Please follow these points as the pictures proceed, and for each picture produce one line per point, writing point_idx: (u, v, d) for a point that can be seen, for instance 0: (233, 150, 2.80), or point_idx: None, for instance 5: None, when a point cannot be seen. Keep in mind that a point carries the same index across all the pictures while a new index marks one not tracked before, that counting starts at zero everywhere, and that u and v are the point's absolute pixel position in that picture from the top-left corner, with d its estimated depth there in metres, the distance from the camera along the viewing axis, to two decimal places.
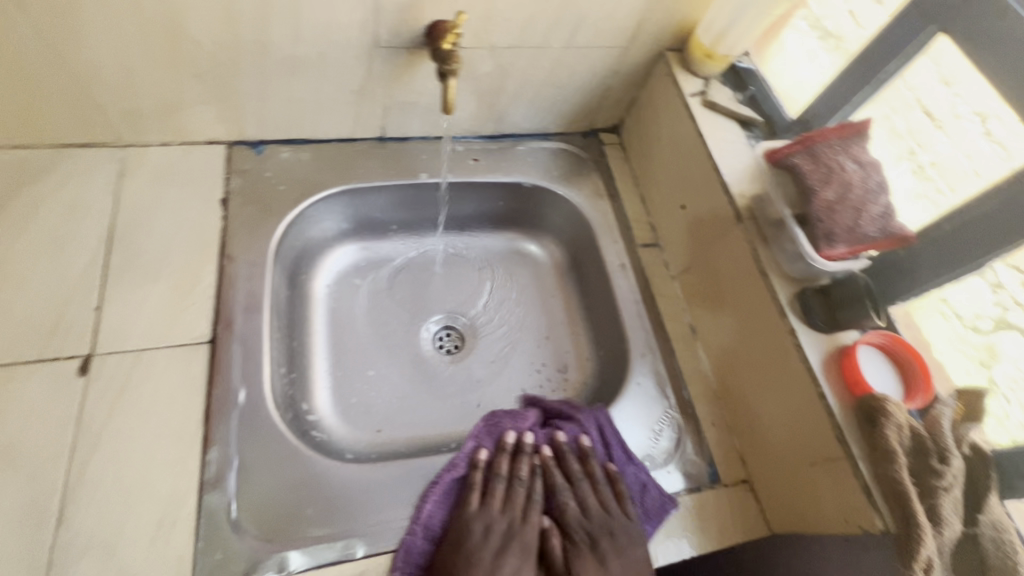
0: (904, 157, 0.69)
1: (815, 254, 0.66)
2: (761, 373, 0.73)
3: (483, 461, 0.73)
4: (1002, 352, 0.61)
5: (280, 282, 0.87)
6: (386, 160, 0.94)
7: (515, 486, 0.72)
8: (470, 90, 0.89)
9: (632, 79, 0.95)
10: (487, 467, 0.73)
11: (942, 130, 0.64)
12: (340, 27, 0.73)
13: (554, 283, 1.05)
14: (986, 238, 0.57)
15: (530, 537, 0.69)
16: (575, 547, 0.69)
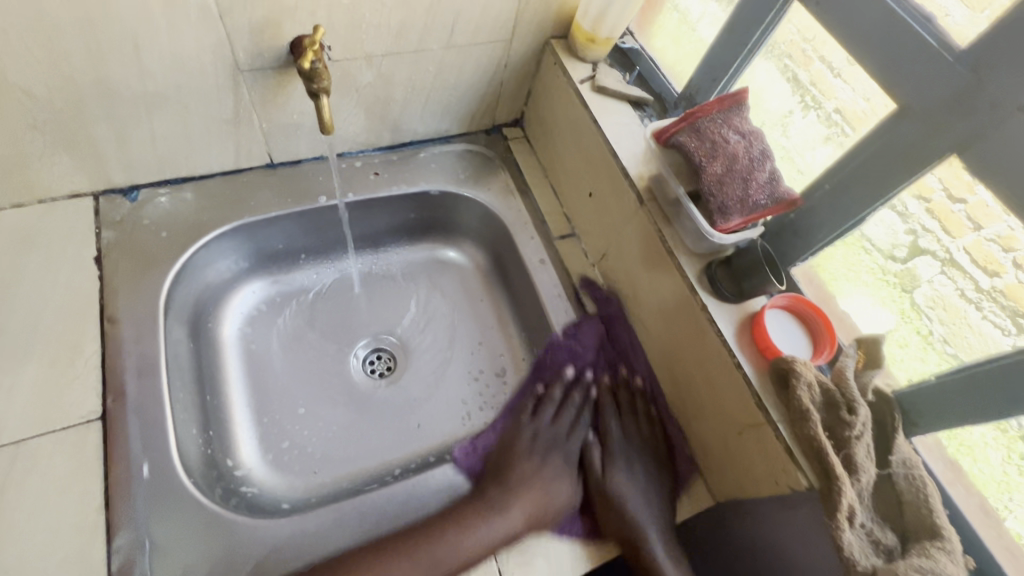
0: (807, 108, 0.66)
1: (712, 228, 0.67)
2: (706, 375, 0.71)
3: (538, 392, 0.87)
4: (918, 277, 0.61)
5: (179, 337, 0.80)
6: (279, 187, 0.89)
7: (564, 410, 0.84)
8: (356, 104, 0.85)
9: (523, 71, 0.93)
10: (541, 395, 0.86)
11: (840, 78, 0.61)
12: (193, 55, 0.67)
13: (480, 287, 1.03)
14: (876, 179, 0.57)
15: (574, 449, 0.81)
16: (611, 460, 0.79)
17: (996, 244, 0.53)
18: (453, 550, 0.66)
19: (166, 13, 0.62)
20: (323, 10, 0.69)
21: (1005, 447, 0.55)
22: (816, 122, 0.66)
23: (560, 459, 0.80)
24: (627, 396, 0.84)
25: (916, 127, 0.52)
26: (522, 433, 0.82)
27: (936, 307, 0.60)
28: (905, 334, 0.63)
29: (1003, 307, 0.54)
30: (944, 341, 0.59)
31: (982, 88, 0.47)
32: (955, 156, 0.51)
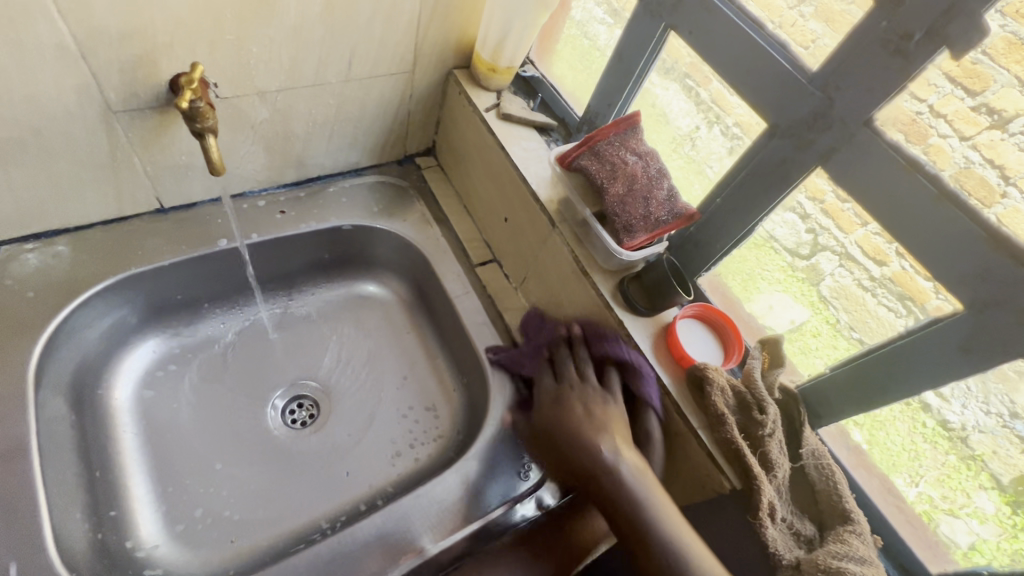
0: (711, 122, 0.68)
1: (619, 247, 0.69)
2: None
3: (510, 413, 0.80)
4: (821, 271, 0.64)
5: (58, 408, 0.71)
6: (173, 233, 0.82)
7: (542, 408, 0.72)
8: (253, 141, 0.81)
9: (429, 100, 0.93)
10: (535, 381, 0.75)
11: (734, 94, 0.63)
12: (53, 99, 0.61)
13: (404, 321, 1.00)
14: (768, 188, 0.60)
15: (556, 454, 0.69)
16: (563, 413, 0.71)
17: (880, 236, 0.56)
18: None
19: (14, 57, 0.56)
20: (203, 46, 0.65)
21: (911, 421, 0.60)
22: (718, 136, 0.68)
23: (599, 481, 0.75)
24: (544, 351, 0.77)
25: (786, 144, 0.57)
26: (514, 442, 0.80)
27: (839, 296, 0.63)
28: (817, 324, 0.66)
29: (895, 293, 0.57)
30: (850, 328, 0.63)
31: (831, 107, 0.52)
32: (820, 167, 0.55)
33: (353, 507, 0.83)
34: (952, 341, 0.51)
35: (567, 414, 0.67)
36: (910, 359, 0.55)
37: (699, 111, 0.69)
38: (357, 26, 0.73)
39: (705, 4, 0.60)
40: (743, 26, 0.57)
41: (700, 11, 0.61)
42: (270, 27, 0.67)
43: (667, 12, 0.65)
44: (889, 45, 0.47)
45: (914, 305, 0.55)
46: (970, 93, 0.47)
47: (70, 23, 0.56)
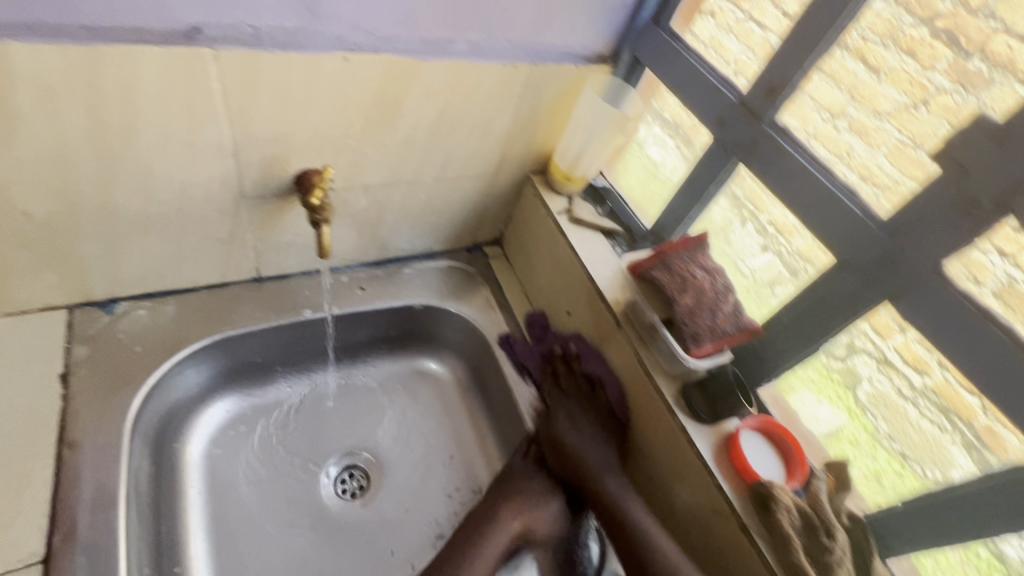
0: (746, 219, 0.78)
1: (686, 355, 0.73)
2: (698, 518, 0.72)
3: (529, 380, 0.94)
4: (857, 375, 0.67)
5: (142, 458, 0.75)
6: (266, 301, 0.90)
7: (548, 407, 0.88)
8: (349, 225, 0.90)
9: (505, 198, 1.02)
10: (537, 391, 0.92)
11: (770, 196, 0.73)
12: (200, 184, 0.71)
13: (458, 400, 1.03)
14: (838, 313, 0.64)
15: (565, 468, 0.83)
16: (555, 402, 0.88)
17: (921, 345, 0.60)
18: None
19: (184, 152, 0.66)
20: (330, 149, 0.75)
21: (982, 563, 0.59)
22: (752, 231, 0.78)
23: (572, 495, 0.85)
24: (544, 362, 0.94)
25: (855, 278, 0.61)
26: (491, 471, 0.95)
27: (878, 404, 0.67)
28: (853, 432, 0.71)
29: (938, 405, 0.60)
30: (889, 437, 0.67)
31: (901, 252, 0.57)
32: (889, 302, 0.59)
33: None
34: None
35: (603, 483, 0.79)
36: (977, 504, 0.56)
37: (734, 208, 0.79)
38: (458, 138, 0.84)
39: (777, 148, 0.67)
40: (813, 170, 0.64)
41: (773, 153, 0.68)
42: (387, 136, 0.78)
43: (740, 150, 0.72)
44: (957, 205, 0.52)
45: (960, 421, 0.59)
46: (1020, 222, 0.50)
47: (234, 128, 0.67)
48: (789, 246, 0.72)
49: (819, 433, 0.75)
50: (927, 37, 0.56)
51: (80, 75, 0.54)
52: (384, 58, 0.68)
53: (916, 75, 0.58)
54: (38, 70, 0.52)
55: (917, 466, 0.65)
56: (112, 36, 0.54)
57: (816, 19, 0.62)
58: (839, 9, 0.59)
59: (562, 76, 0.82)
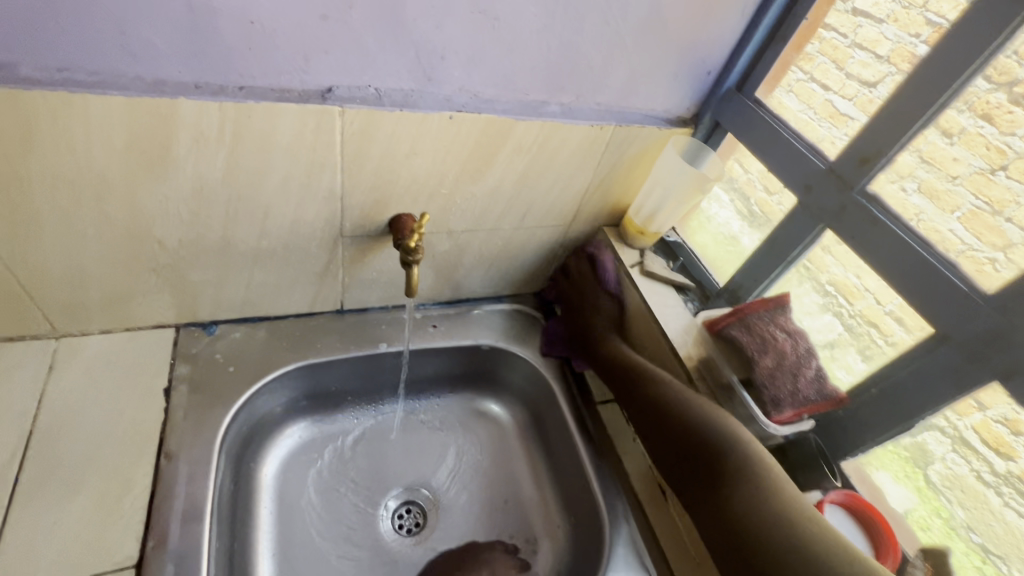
0: (804, 277, 0.80)
1: (767, 419, 0.71)
2: None
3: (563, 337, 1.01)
4: (929, 453, 0.66)
5: (226, 473, 0.79)
6: (346, 333, 0.95)
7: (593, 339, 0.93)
8: (429, 266, 0.95)
9: (575, 248, 1.05)
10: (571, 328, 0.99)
11: (831, 255, 0.75)
12: (308, 223, 0.78)
13: (517, 445, 1.03)
14: (937, 388, 0.61)
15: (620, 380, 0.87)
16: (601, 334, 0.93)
17: (1003, 425, 0.58)
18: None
19: (299, 194, 0.73)
20: (424, 196, 0.81)
21: None
22: (811, 292, 0.79)
23: (491, 568, 0.89)
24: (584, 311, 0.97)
25: (958, 354, 0.59)
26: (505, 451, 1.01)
27: (953, 487, 0.66)
28: (924, 513, 0.70)
29: (1023, 492, 0.60)
30: (968, 528, 0.66)
31: (1011, 330, 0.54)
32: (998, 382, 0.56)
33: None
34: None
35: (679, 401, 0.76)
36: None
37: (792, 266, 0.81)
38: (540, 189, 0.88)
39: (869, 216, 0.67)
40: (909, 241, 0.63)
41: (864, 221, 0.68)
42: (476, 186, 0.83)
43: (827, 215, 0.73)
44: None
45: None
46: None
47: (345, 175, 0.73)
48: (851, 308, 0.73)
49: (895, 506, 0.72)
50: (1004, 102, 0.57)
51: (229, 127, 0.62)
52: (484, 117, 0.73)
53: (993, 139, 0.59)
54: (197, 121, 0.60)
55: (1001, 561, 0.63)
56: (261, 95, 0.62)
57: (913, 94, 0.63)
58: (937, 90, 0.60)
59: (644, 136, 0.85)
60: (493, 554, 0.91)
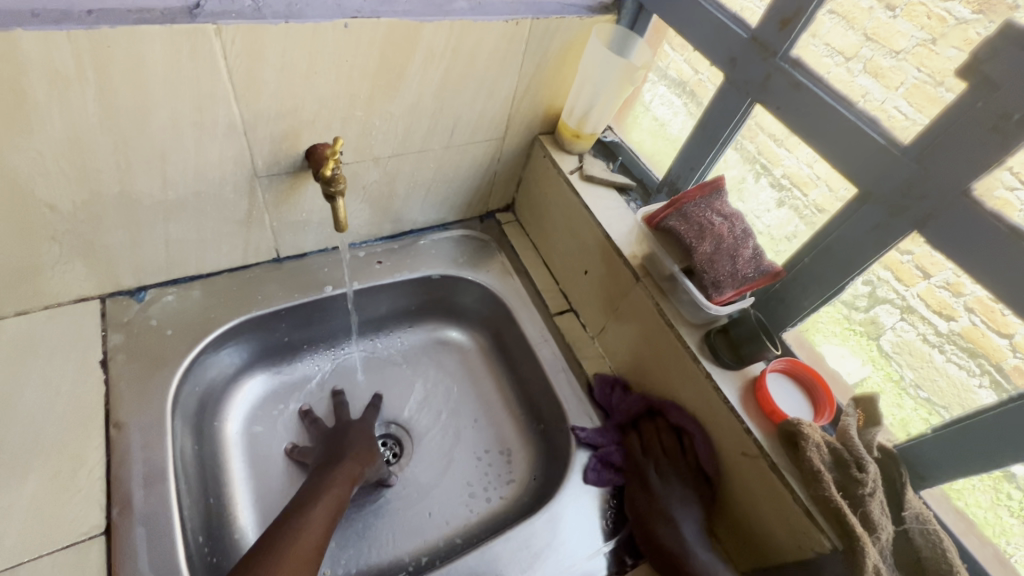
0: (759, 174, 0.77)
1: (708, 302, 0.72)
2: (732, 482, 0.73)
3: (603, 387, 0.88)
4: (881, 324, 0.67)
5: (185, 436, 0.78)
6: (287, 280, 0.91)
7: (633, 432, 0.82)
8: (362, 199, 0.90)
9: (514, 162, 1.01)
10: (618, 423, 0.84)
11: (784, 147, 0.72)
12: (215, 165, 0.71)
13: (482, 366, 1.05)
14: (863, 245, 0.63)
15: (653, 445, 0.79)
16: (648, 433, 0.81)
17: (946, 290, 0.60)
18: (321, 507, 0.71)
19: (196, 133, 0.67)
20: (338, 122, 0.75)
21: (1002, 493, 0.60)
22: (767, 187, 0.77)
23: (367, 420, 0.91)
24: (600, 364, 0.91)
25: (879, 208, 0.60)
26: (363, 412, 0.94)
27: (903, 352, 0.67)
28: (879, 380, 0.70)
29: (965, 349, 0.61)
30: (916, 386, 0.66)
31: (927, 177, 0.56)
32: (916, 231, 0.58)
33: (434, 549, 0.85)
34: None
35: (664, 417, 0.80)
36: (1001, 436, 0.57)
37: (746, 163, 0.78)
38: (463, 101, 0.83)
39: (792, 82, 0.66)
40: (832, 101, 0.62)
41: (788, 87, 0.67)
42: (393, 104, 0.77)
43: (754, 89, 0.71)
44: (987, 122, 0.51)
45: (989, 363, 0.59)
46: None
47: (242, 106, 0.67)
48: (806, 200, 0.71)
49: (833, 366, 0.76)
50: None
51: (89, 60, 0.55)
52: (384, 22, 0.67)
53: (936, 9, 0.55)
54: (48, 56, 0.53)
55: (944, 411, 0.64)
56: (117, 18, 0.54)
57: None
58: None
59: (565, 28, 0.80)
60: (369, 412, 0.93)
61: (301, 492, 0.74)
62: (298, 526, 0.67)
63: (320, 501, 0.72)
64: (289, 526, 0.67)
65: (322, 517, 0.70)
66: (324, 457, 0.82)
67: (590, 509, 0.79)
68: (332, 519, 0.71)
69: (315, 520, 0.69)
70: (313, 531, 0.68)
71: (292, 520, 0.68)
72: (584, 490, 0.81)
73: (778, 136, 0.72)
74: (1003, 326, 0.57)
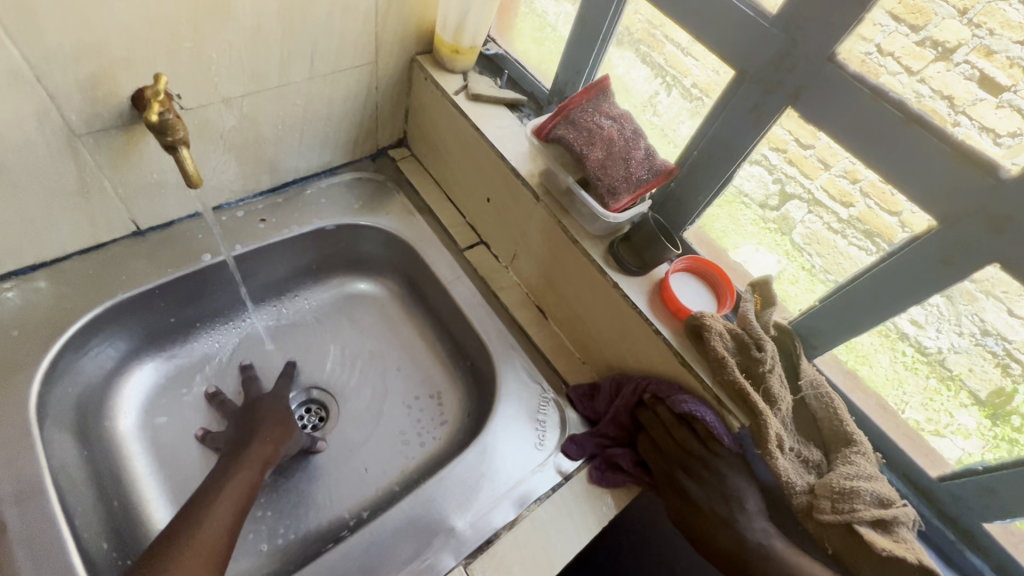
0: (669, 86, 0.72)
1: (606, 211, 0.70)
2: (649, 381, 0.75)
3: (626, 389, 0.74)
4: (792, 220, 0.67)
5: (66, 444, 0.70)
6: (155, 254, 0.81)
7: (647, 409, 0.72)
8: (224, 150, 0.79)
9: (396, 89, 0.92)
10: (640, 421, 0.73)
11: (690, 55, 0.67)
12: (12, 126, 0.59)
13: (400, 314, 1.00)
14: (746, 127, 0.62)
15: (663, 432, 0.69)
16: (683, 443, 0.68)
17: (844, 178, 0.60)
18: (229, 490, 0.67)
19: None
20: (162, 57, 0.63)
21: (883, 349, 0.65)
22: (678, 98, 0.71)
23: (279, 392, 0.85)
24: (719, 488, 0.65)
25: (755, 88, 0.59)
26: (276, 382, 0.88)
27: (812, 243, 0.66)
28: (794, 272, 0.70)
29: (863, 232, 0.61)
30: (825, 271, 0.66)
31: (796, 48, 0.54)
32: (790, 107, 0.58)
33: (374, 501, 0.83)
34: (933, 254, 0.54)
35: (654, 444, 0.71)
36: (879, 294, 0.60)
37: (657, 77, 0.73)
38: (316, 20, 0.72)
39: None
40: None
41: None
42: (228, 30, 0.66)
43: None
44: None
45: (883, 241, 0.59)
46: (913, 28, 0.50)
47: (22, 46, 0.54)
48: (711, 103, 0.67)
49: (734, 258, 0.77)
50: None
51: None
52: None
53: None
54: None
55: None
56: None
57: None
58: None
59: None
60: (281, 383, 0.87)
61: (207, 478, 0.69)
62: (204, 514, 0.63)
63: (227, 487, 0.67)
64: (193, 514, 0.63)
65: (230, 507, 0.65)
66: (236, 439, 0.76)
67: (522, 433, 0.79)
68: (243, 504, 0.67)
69: (221, 510, 0.64)
70: (218, 520, 0.63)
71: (194, 511, 0.63)
72: (513, 415, 0.80)
73: (683, 44, 0.67)
74: (892, 205, 0.57)
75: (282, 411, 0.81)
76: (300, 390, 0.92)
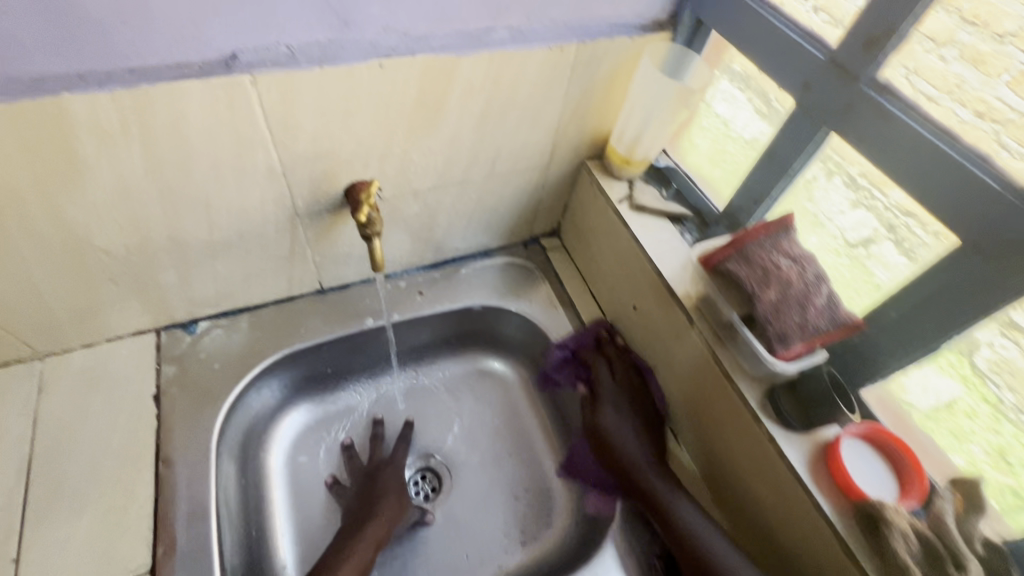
0: (832, 174, 0.68)
1: (773, 357, 0.65)
2: (793, 553, 0.65)
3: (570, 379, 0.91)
4: (976, 343, 0.57)
5: (230, 472, 0.80)
6: (329, 313, 0.91)
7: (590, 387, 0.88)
8: (404, 231, 0.89)
9: (560, 187, 0.96)
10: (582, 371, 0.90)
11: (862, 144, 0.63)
12: (256, 207, 0.72)
13: (524, 400, 1.01)
14: (968, 303, 0.54)
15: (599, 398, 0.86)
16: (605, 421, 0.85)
17: None
18: (346, 572, 0.72)
19: (236, 178, 0.67)
20: (377, 158, 0.73)
21: None
22: (840, 186, 0.68)
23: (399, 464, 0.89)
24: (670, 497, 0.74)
25: (986, 264, 0.52)
26: (398, 445, 0.92)
27: (1001, 371, 0.57)
28: (971, 403, 0.60)
29: None
30: (1017, 408, 0.57)
31: None
32: None
33: None
34: None
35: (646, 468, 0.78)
36: None
37: (819, 161, 0.69)
38: (505, 130, 0.79)
39: (880, 111, 0.58)
40: (929, 136, 0.54)
41: (875, 117, 0.58)
42: (432, 139, 0.75)
43: (831, 117, 0.63)
44: None
45: None
46: None
47: (280, 150, 0.66)
48: (884, 198, 0.62)
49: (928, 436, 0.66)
50: None
51: (132, 115, 0.56)
52: (420, 58, 0.64)
53: None
54: (94, 116, 0.54)
55: None
56: (155, 75, 0.55)
57: None
58: None
59: (614, 50, 0.74)
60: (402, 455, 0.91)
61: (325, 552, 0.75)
62: None
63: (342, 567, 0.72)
64: None
65: None
66: (356, 506, 0.82)
67: None
68: None
69: None
70: None
71: None
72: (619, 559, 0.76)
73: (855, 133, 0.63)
74: None
75: (399, 488, 0.85)
76: (418, 456, 0.95)
